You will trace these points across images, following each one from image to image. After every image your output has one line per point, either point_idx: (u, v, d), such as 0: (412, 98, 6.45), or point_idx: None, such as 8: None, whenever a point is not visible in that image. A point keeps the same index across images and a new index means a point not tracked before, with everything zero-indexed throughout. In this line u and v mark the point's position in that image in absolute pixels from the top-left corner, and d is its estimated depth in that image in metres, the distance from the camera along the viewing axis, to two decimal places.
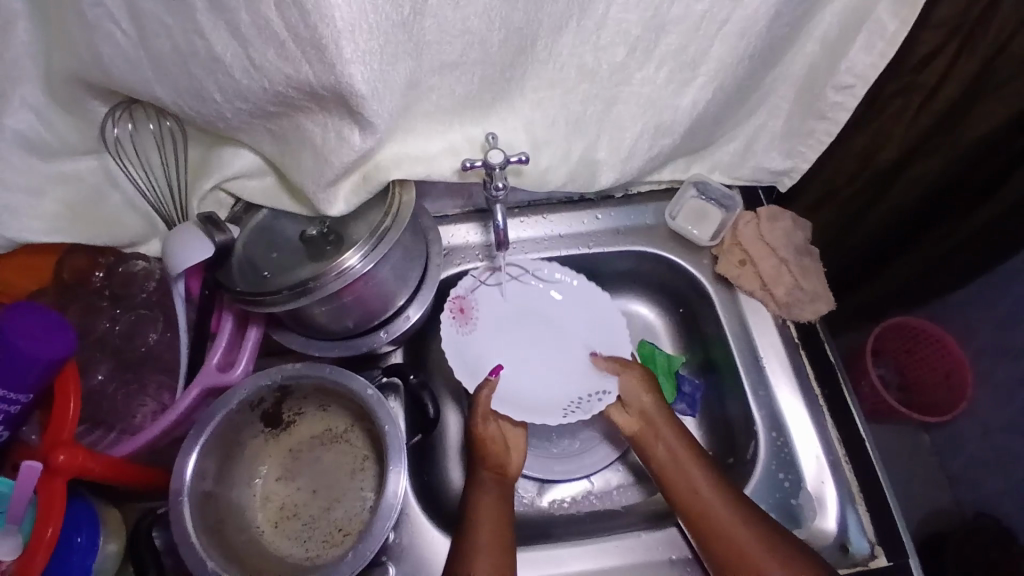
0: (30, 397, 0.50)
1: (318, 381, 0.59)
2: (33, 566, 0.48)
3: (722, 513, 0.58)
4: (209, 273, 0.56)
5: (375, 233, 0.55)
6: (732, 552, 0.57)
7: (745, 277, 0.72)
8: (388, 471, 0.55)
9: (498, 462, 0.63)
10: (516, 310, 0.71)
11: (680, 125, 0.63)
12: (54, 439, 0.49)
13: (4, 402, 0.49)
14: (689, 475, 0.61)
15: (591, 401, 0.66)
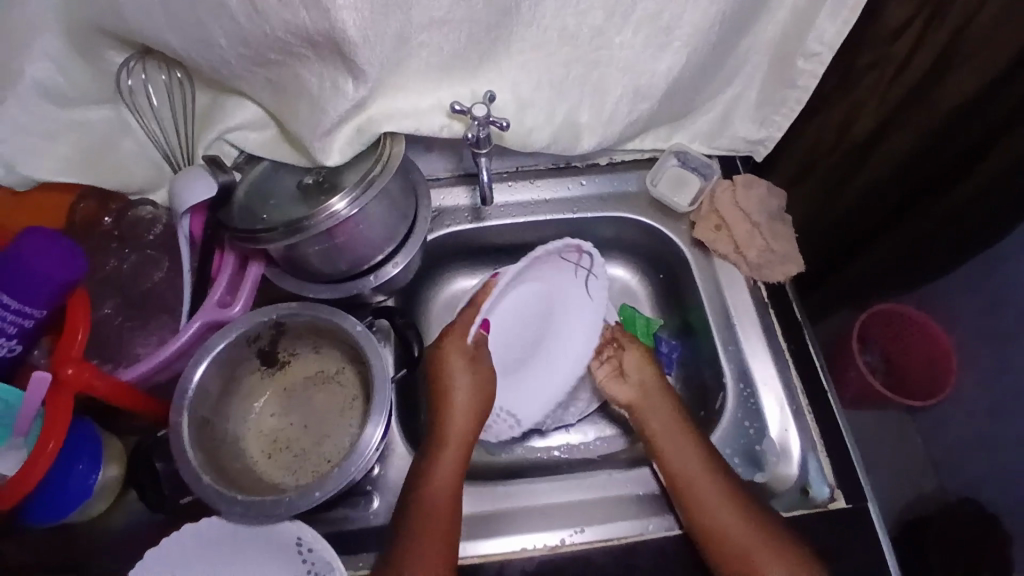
0: (44, 313, 0.53)
1: (311, 318, 0.63)
2: (32, 476, 0.51)
3: (680, 440, 0.64)
4: (211, 213, 0.60)
5: (364, 181, 0.58)
6: (677, 475, 0.62)
7: (720, 241, 0.76)
8: (370, 416, 0.58)
9: (463, 411, 0.64)
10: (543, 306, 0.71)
11: (657, 89, 0.67)
12: (61, 355, 0.52)
13: (19, 314, 0.51)
14: (671, 431, 0.65)
15: (503, 422, 0.71)
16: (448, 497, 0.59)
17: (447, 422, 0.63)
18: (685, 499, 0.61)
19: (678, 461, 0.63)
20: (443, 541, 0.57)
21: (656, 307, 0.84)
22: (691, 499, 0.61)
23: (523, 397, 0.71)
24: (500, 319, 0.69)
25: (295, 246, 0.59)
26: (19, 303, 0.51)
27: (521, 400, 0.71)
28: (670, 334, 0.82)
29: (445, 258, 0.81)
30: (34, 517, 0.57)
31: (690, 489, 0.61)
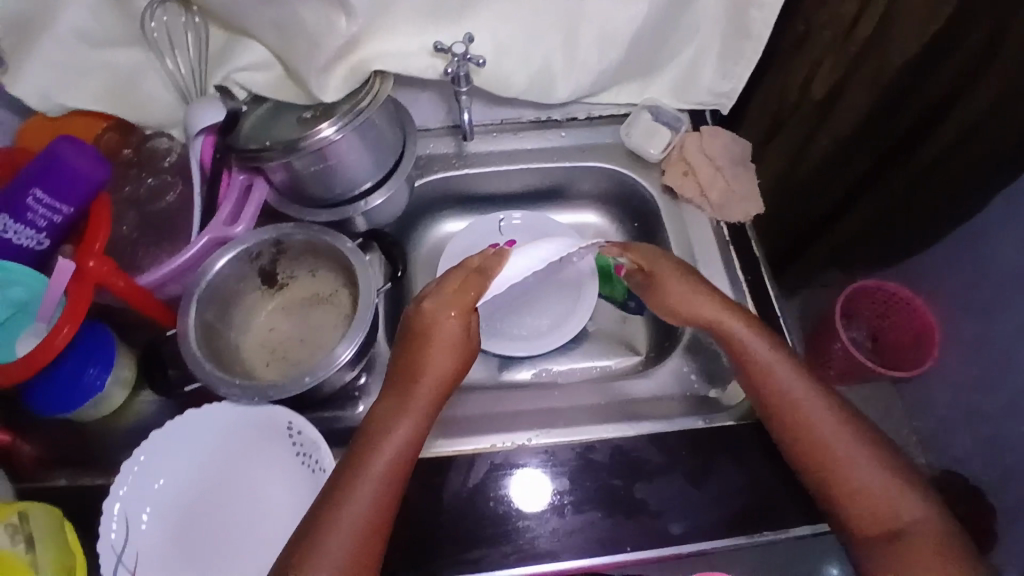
0: (70, 211, 0.59)
1: (307, 237, 0.69)
2: (49, 353, 0.55)
3: (767, 365, 0.64)
4: (220, 137, 0.67)
5: (354, 109, 0.66)
6: (772, 397, 0.63)
7: (686, 185, 0.81)
8: (344, 338, 0.63)
9: (432, 391, 0.61)
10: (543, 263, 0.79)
11: (625, 37, 0.73)
12: (86, 247, 0.59)
13: (50, 209, 0.58)
14: (755, 354, 0.64)
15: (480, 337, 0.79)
16: (395, 475, 0.56)
17: (412, 398, 0.60)
18: (781, 417, 0.62)
19: (771, 384, 0.63)
20: (387, 499, 0.55)
21: None
22: (791, 420, 0.61)
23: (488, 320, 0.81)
24: None
25: (293, 166, 0.66)
26: (51, 198, 0.58)
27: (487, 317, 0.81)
28: None
29: (431, 203, 0.86)
30: (45, 406, 0.63)
31: (793, 412, 0.61)
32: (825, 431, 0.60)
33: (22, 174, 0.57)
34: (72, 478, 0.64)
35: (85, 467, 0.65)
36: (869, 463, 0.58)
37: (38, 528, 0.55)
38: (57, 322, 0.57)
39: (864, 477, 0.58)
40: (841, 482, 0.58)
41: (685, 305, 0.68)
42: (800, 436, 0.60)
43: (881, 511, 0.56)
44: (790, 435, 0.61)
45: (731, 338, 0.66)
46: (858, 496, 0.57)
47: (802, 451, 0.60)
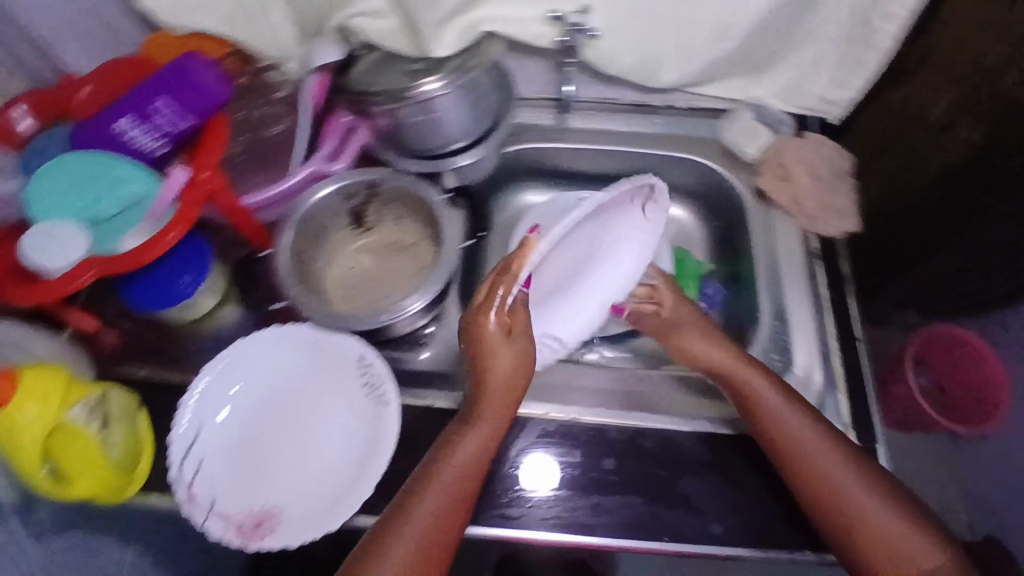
0: (191, 124, 0.63)
1: (400, 186, 0.72)
2: (155, 250, 0.59)
3: (786, 421, 0.62)
4: (334, 77, 0.70)
5: (462, 69, 0.68)
6: (798, 463, 0.60)
7: (780, 191, 0.78)
8: (419, 289, 0.66)
9: (503, 406, 0.61)
10: (598, 244, 0.69)
11: (740, 31, 0.71)
12: (203, 158, 0.62)
13: (174, 118, 0.62)
14: (773, 412, 0.62)
15: (546, 349, 0.68)
16: (464, 485, 0.57)
17: (480, 413, 0.60)
18: (804, 475, 0.59)
19: (789, 432, 0.61)
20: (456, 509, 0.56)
21: (710, 252, 0.86)
22: (820, 485, 0.59)
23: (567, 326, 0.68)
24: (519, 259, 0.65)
25: (397, 115, 0.69)
26: (177, 109, 0.62)
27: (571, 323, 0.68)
28: (717, 279, 0.84)
29: (516, 171, 0.86)
30: (138, 302, 0.67)
31: (816, 477, 0.59)
32: (851, 494, 0.58)
33: (156, 83, 0.61)
34: (150, 371, 0.68)
35: (167, 364, 0.70)
36: (906, 524, 0.57)
37: (114, 409, 0.60)
38: (165, 225, 0.60)
39: (895, 532, 0.57)
40: (873, 542, 0.56)
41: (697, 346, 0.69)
42: (835, 504, 0.58)
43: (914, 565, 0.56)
44: (812, 486, 0.59)
45: (746, 394, 0.64)
46: (892, 555, 0.56)
47: (841, 519, 0.57)
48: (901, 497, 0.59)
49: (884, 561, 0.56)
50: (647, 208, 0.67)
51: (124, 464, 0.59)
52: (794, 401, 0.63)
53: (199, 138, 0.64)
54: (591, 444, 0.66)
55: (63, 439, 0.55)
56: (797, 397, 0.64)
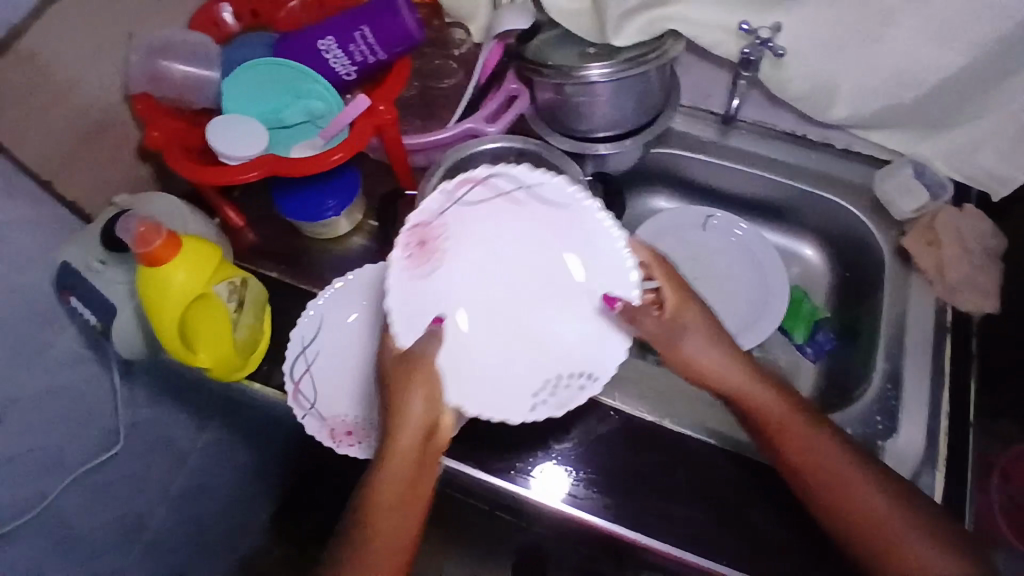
0: (382, 58, 0.67)
1: (542, 160, 0.73)
2: (319, 166, 0.63)
3: (787, 428, 0.57)
4: (514, 44, 0.72)
5: (638, 60, 0.69)
6: (806, 476, 0.56)
7: (925, 256, 0.74)
8: None
9: (405, 451, 0.53)
10: (469, 248, 0.59)
11: (927, 82, 0.69)
12: (383, 92, 0.66)
13: (370, 49, 0.66)
14: (779, 421, 0.57)
15: (571, 388, 0.59)
16: (405, 505, 0.53)
17: (384, 467, 0.53)
18: (814, 491, 0.56)
19: (802, 446, 0.56)
20: (402, 541, 0.53)
21: (829, 299, 0.84)
22: (833, 504, 0.55)
23: (563, 348, 0.60)
24: (461, 288, 0.59)
25: (563, 91, 0.71)
26: (375, 41, 0.65)
27: (577, 351, 0.59)
28: (830, 328, 0.82)
29: (654, 173, 0.86)
30: (285, 211, 0.73)
31: (831, 489, 0.55)
32: (869, 506, 0.54)
33: (362, 13, 0.65)
34: (281, 274, 0.74)
35: (297, 271, 0.75)
36: (938, 547, 0.52)
37: (249, 297, 0.65)
38: (334, 146, 0.64)
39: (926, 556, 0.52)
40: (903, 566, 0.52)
41: (689, 350, 0.58)
42: (848, 519, 0.54)
43: None
44: (845, 527, 0.54)
45: (750, 403, 0.58)
46: None
47: (854, 534, 0.54)
48: (935, 518, 0.53)
49: None
50: (464, 191, 0.58)
51: (245, 345, 0.64)
52: (795, 407, 0.58)
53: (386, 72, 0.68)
54: (638, 437, 0.66)
55: (202, 309, 0.59)
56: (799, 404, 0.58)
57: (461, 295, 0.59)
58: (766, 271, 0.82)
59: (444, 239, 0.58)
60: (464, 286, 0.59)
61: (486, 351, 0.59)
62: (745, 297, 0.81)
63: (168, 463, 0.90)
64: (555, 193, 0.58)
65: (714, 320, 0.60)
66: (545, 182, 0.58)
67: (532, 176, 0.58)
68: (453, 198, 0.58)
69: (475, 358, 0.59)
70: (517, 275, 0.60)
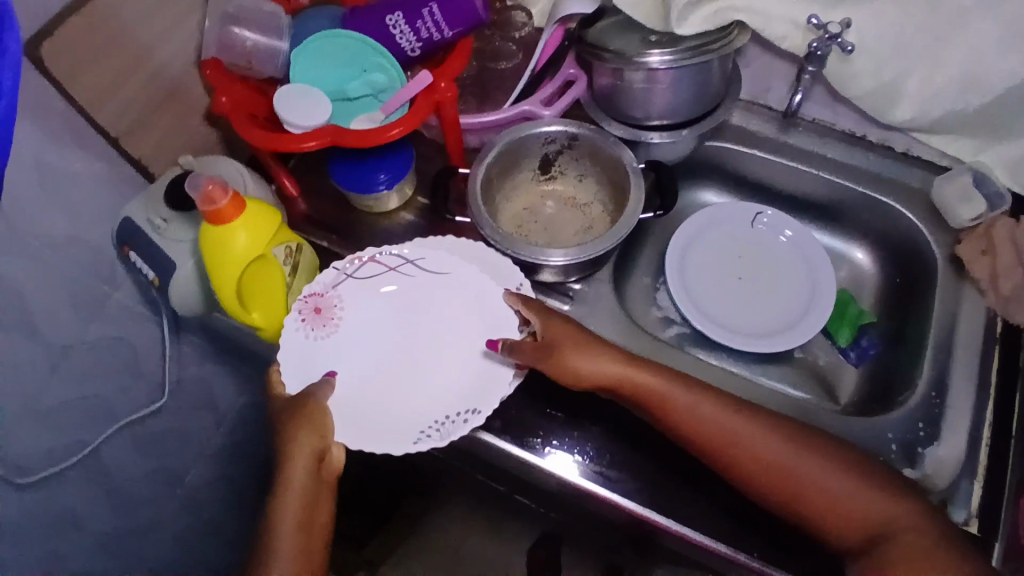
0: (448, 35, 0.67)
1: (598, 143, 0.73)
2: (376, 140, 0.64)
3: (689, 411, 0.61)
4: (579, 28, 0.73)
5: (701, 49, 0.68)
6: (716, 449, 0.61)
7: (979, 264, 0.73)
8: (586, 246, 0.67)
9: (299, 486, 0.58)
10: (369, 317, 0.65)
11: (994, 86, 0.68)
12: (445, 70, 0.66)
13: (437, 26, 0.66)
14: (680, 406, 0.61)
15: (456, 423, 0.59)
16: (305, 515, 0.58)
17: (284, 504, 0.58)
18: (728, 461, 0.61)
19: (705, 418, 0.61)
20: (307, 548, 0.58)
21: (877, 305, 0.83)
22: (746, 468, 0.60)
23: (451, 387, 0.61)
24: (352, 346, 0.63)
25: (622, 77, 0.71)
26: (442, 19, 0.66)
27: (459, 391, 0.61)
28: (875, 333, 0.81)
29: (705, 167, 0.86)
30: (339, 182, 0.74)
31: (740, 451, 0.61)
32: (774, 457, 0.61)
33: None
34: (332, 244, 0.76)
35: (347, 241, 0.77)
36: (841, 479, 0.60)
37: (302, 262, 0.66)
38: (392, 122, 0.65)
39: (829, 487, 0.60)
40: (816, 504, 0.60)
41: (580, 361, 0.61)
42: (762, 477, 0.60)
43: (863, 510, 0.59)
44: (738, 469, 0.61)
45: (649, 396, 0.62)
46: (836, 506, 0.59)
47: (770, 485, 0.60)
48: (841, 454, 0.61)
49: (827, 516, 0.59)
50: (355, 268, 0.66)
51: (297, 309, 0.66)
52: (684, 384, 0.63)
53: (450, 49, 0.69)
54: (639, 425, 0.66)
55: (255, 271, 0.61)
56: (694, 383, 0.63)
57: (362, 352, 0.63)
58: (817, 277, 0.80)
59: (339, 306, 0.64)
60: (366, 342, 0.64)
61: (381, 390, 0.61)
62: (792, 299, 0.80)
63: (208, 421, 0.93)
64: (437, 265, 0.67)
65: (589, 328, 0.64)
66: (427, 256, 0.67)
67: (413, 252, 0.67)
68: (343, 273, 0.66)
69: (367, 398, 0.61)
70: (401, 342, 0.64)
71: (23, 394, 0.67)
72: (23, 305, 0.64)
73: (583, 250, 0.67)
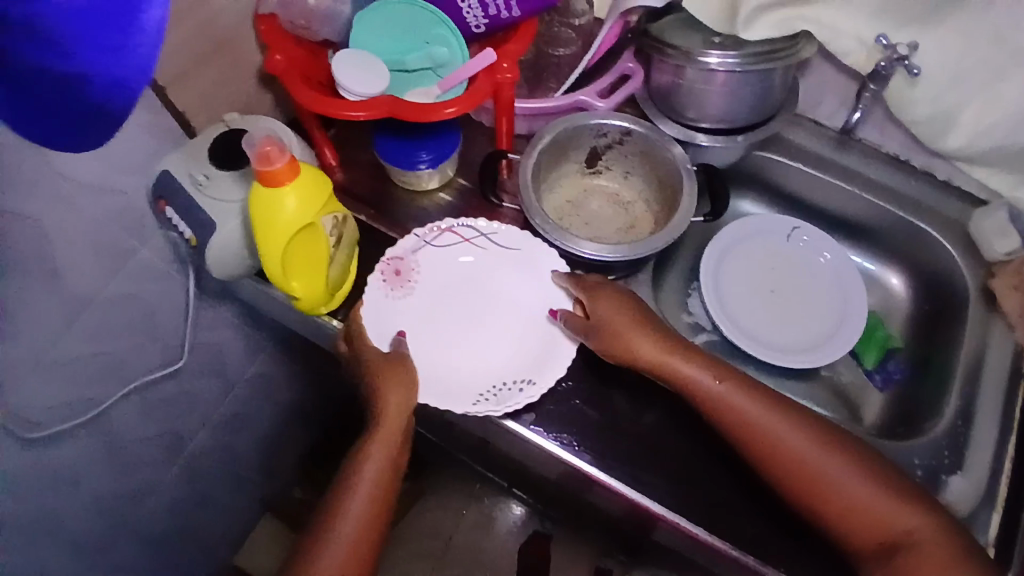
0: (515, 16, 0.66)
1: (652, 140, 0.72)
2: (433, 116, 0.62)
3: (722, 397, 0.62)
4: (642, 22, 0.72)
5: (768, 55, 0.68)
6: (743, 437, 0.61)
7: (1010, 299, 0.72)
8: (635, 245, 0.66)
9: (390, 424, 0.60)
10: (443, 282, 0.68)
11: None
12: (510, 50, 0.65)
13: (506, 6, 0.65)
14: (713, 391, 0.62)
15: (512, 390, 0.62)
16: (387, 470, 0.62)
17: (375, 436, 0.61)
18: (754, 451, 0.61)
19: (736, 406, 0.61)
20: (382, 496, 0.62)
21: (907, 329, 0.84)
22: (771, 460, 0.60)
23: (509, 358, 0.65)
24: (423, 311, 0.66)
25: (684, 75, 0.70)
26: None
27: (514, 360, 0.64)
28: (903, 358, 0.81)
29: (750, 175, 0.85)
30: (382, 156, 0.72)
31: (770, 443, 0.61)
32: (801, 454, 0.60)
33: None
34: (370, 220, 0.75)
35: (387, 217, 0.75)
36: (867, 485, 0.60)
37: (346, 233, 0.65)
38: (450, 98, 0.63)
39: (853, 491, 0.60)
40: (837, 505, 0.59)
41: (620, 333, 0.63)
42: (785, 471, 0.60)
43: (885, 517, 0.59)
44: (764, 463, 0.61)
45: (684, 377, 0.62)
46: (858, 510, 0.59)
47: (794, 482, 0.60)
48: (870, 461, 0.61)
49: (847, 517, 0.59)
50: (434, 237, 0.69)
51: (337, 278, 0.65)
52: (720, 369, 0.63)
53: (516, 29, 0.67)
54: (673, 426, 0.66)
55: (302, 239, 0.59)
56: (730, 369, 0.64)
57: (434, 315, 0.67)
58: (847, 297, 0.81)
59: (417, 271, 0.68)
60: (436, 308, 0.67)
61: (442, 352, 0.65)
62: (824, 317, 0.80)
63: (217, 387, 0.90)
64: (508, 240, 0.69)
65: (633, 305, 0.65)
66: (499, 231, 0.69)
67: (488, 226, 0.70)
68: (422, 241, 0.69)
69: (432, 357, 0.64)
70: (468, 310, 0.67)
71: (41, 343, 0.65)
72: (54, 253, 0.62)
73: (634, 249, 0.66)
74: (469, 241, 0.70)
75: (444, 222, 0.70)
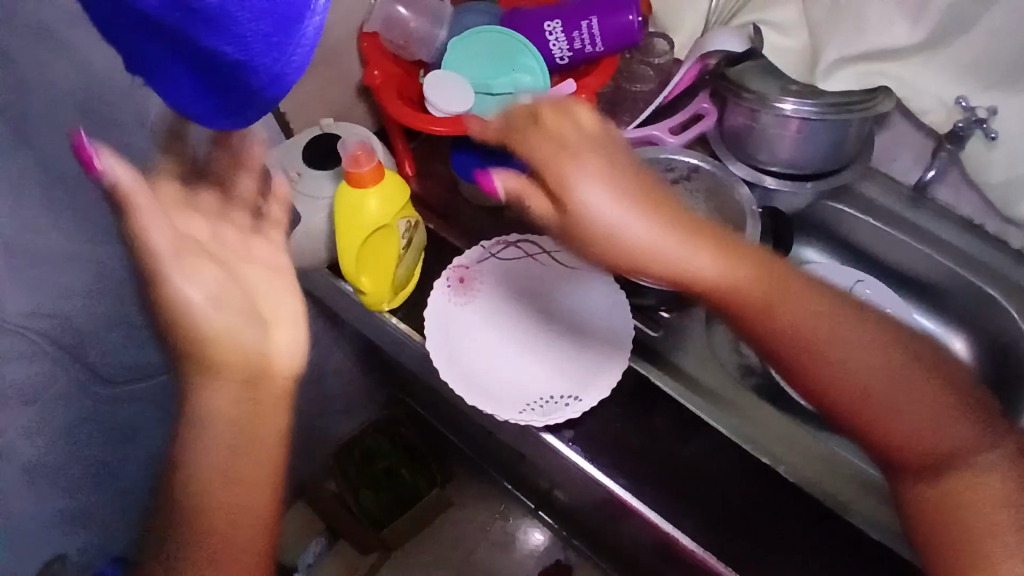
0: (599, 50, 0.70)
1: (720, 180, 0.74)
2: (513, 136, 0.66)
3: (745, 300, 0.51)
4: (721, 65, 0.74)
5: (844, 106, 0.69)
6: (768, 344, 0.53)
7: None
8: None
9: (234, 359, 0.49)
10: (503, 291, 0.72)
11: None
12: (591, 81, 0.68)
13: (590, 40, 0.69)
14: (732, 294, 0.51)
15: (557, 404, 0.65)
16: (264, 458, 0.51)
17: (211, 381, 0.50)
18: (779, 356, 0.53)
19: (759, 311, 0.51)
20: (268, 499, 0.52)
21: None
22: (802, 367, 0.52)
23: (558, 372, 0.67)
24: (481, 317, 0.70)
25: (759, 118, 0.72)
26: (597, 35, 0.69)
27: (563, 375, 0.67)
28: None
29: (816, 224, 0.85)
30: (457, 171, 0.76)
31: (799, 349, 0.52)
32: (838, 362, 0.52)
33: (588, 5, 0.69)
34: (439, 228, 0.79)
35: (456, 227, 0.79)
36: (910, 392, 0.52)
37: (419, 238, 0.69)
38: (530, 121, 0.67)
39: (897, 399, 0.52)
40: (878, 418, 0.52)
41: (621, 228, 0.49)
42: (818, 383, 0.52)
43: (928, 427, 0.52)
44: (793, 368, 0.53)
45: (696, 278, 0.51)
46: (903, 421, 0.52)
47: (829, 395, 0.52)
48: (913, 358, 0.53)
49: (889, 434, 0.52)
50: (499, 249, 0.74)
51: (405, 279, 0.70)
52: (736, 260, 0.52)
53: (598, 62, 0.71)
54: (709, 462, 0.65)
55: (379, 239, 0.64)
56: (749, 260, 0.52)
57: (492, 321, 0.70)
58: None
59: (481, 280, 0.72)
60: (495, 315, 0.71)
61: (496, 359, 0.68)
62: None
63: None
64: (569, 260, 0.73)
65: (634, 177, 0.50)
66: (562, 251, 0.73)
67: (551, 246, 0.73)
68: (488, 253, 0.73)
69: (486, 362, 0.68)
70: (524, 321, 0.71)
71: None
72: None
73: None
74: (532, 258, 0.74)
75: (510, 237, 0.75)
